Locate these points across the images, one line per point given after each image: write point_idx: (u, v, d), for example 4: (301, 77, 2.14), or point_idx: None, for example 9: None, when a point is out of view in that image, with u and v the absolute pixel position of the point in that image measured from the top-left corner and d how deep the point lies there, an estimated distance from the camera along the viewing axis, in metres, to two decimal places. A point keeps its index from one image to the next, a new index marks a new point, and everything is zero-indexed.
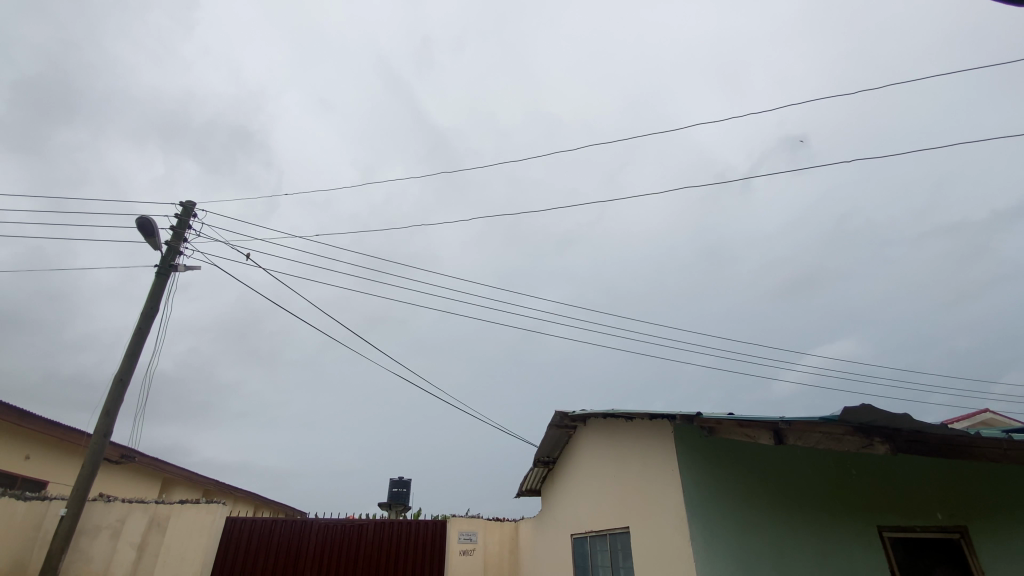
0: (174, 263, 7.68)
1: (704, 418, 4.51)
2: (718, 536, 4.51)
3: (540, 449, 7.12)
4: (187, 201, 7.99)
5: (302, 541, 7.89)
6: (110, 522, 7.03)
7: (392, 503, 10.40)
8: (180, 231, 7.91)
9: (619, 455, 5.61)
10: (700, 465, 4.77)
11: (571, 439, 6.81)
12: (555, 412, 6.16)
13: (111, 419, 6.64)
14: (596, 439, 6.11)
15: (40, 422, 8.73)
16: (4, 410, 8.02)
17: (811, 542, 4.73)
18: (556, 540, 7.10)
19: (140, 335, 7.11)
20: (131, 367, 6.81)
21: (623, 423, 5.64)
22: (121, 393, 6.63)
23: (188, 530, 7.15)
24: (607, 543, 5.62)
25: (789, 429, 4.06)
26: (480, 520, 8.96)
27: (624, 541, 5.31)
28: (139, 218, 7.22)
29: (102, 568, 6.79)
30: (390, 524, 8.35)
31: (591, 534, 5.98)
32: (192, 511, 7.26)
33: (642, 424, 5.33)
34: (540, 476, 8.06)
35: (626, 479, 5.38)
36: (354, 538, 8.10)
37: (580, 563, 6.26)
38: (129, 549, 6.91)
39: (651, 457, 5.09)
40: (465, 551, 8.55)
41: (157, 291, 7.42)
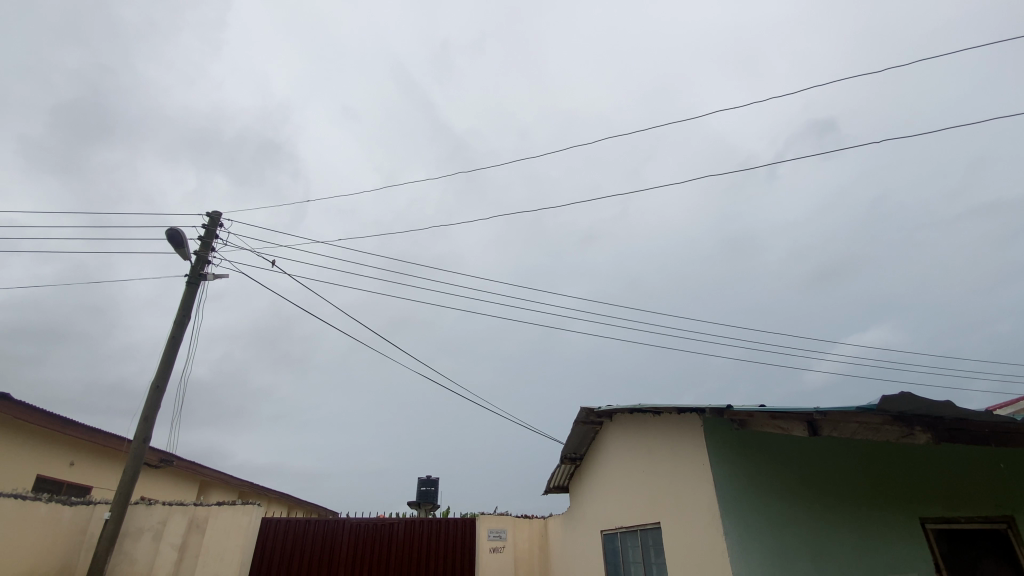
0: (203, 273, 7.88)
1: (734, 411, 4.41)
2: (753, 533, 4.41)
3: (567, 445, 7.10)
4: (214, 212, 8.19)
5: (335, 539, 8.01)
6: (152, 525, 7.29)
7: (421, 502, 10.49)
8: (208, 241, 8.12)
9: (646, 450, 5.56)
10: (731, 459, 4.68)
11: (598, 435, 6.77)
12: (580, 409, 6.11)
13: (150, 425, 6.86)
14: (623, 435, 6.06)
15: (82, 429, 9.07)
16: (48, 418, 8.35)
17: (851, 537, 4.59)
18: (585, 537, 7.06)
19: (174, 343, 7.32)
20: (166, 374, 7.02)
21: (651, 418, 5.57)
22: (158, 400, 6.85)
23: (226, 531, 7.34)
24: (639, 539, 5.56)
25: (825, 420, 3.94)
26: (508, 518, 8.96)
27: (655, 537, 5.24)
28: (168, 230, 7.43)
29: (146, 568, 7.07)
30: (420, 523, 8.42)
31: (622, 530, 5.92)
32: (230, 511, 7.45)
33: (671, 419, 5.26)
34: (568, 472, 8.03)
35: (656, 475, 5.30)
36: (385, 537, 8.20)
37: (611, 559, 6.20)
38: (171, 550, 7.15)
39: (680, 452, 5.02)
40: (495, 548, 8.56)
41: (189, 300, 7.63)
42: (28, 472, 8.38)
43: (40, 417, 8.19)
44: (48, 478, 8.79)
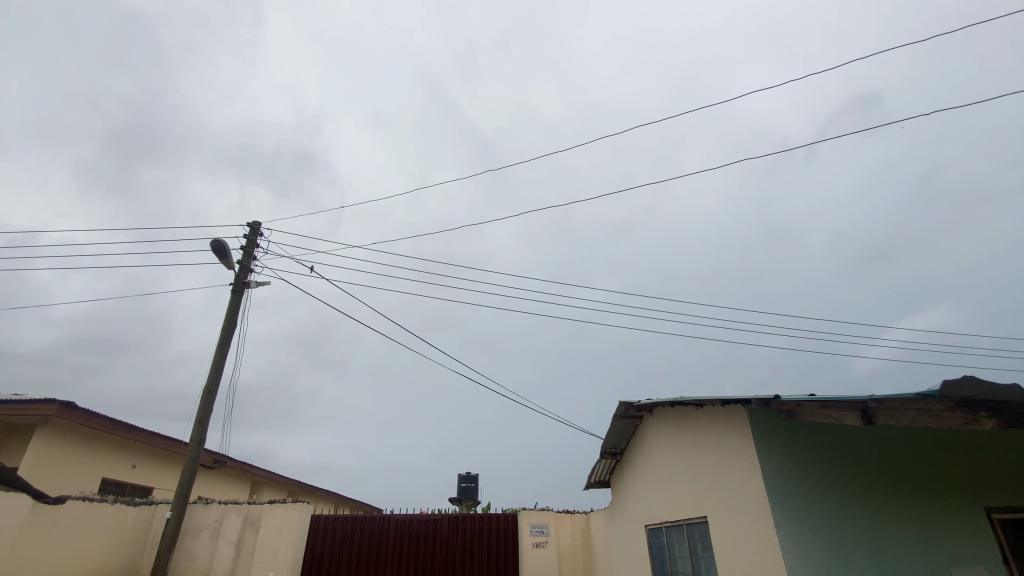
0: (247, 281, 8.18)
1: (782, 401, 4.26)
2: (807, 526, 4.27)
3: (607, 440, 7.02)
4: (254, 222, 8.48)
5: (381, 536, 8.19)
6: (210, 523, 7.67)
7: (462, 498, 10.61)
8: (250, 250, 8.42)
9: (690, 443, 5.45)
10: (780, 450, 4.53)
11: (638, 428, 6.68)
12: (619, 403, 6.04)
13: (204, 428, 7.18)
14: (664, 428, 5.96)
15: (142, 434, 9.56)
16: (111, 424, 8.85)
17: (912, 529, 4.38)
18: (630, 531, 6.98)
19: (222, 349, 7.63)
20: (217, 379, 7.33)
21: (693, 411, 5.46)
22: (211, 404, 7.16)
23: (279, 528, 7.61)
24: (685, 534, 5.46)
25: (880, 408, 3.77)
26: (550, 513, 8.94)
27: (702, 531, 5.14)
28: (212, 241, 7.75)
29: (206, 565, 7.44)
30: (462, 519, 8.51)
31: (667, 525, 5.83)
32: (281, 509, 7.73)
33: (715, 410, 5.13)
34: (608, 467, 7.96)
35: (701, 469, 5.19)
36: (429, 533, 8.33)
37: (657, 555, 6.12)
38: (228, 547, 7.49)
39: (726, 444, 4.89)
40: (538, 543, 8.55)
41: (234, 307, 7.93)
42: (94, 474, 8.91)
43: (103, 422, 8.69)
44: (112, 480, 9.32)
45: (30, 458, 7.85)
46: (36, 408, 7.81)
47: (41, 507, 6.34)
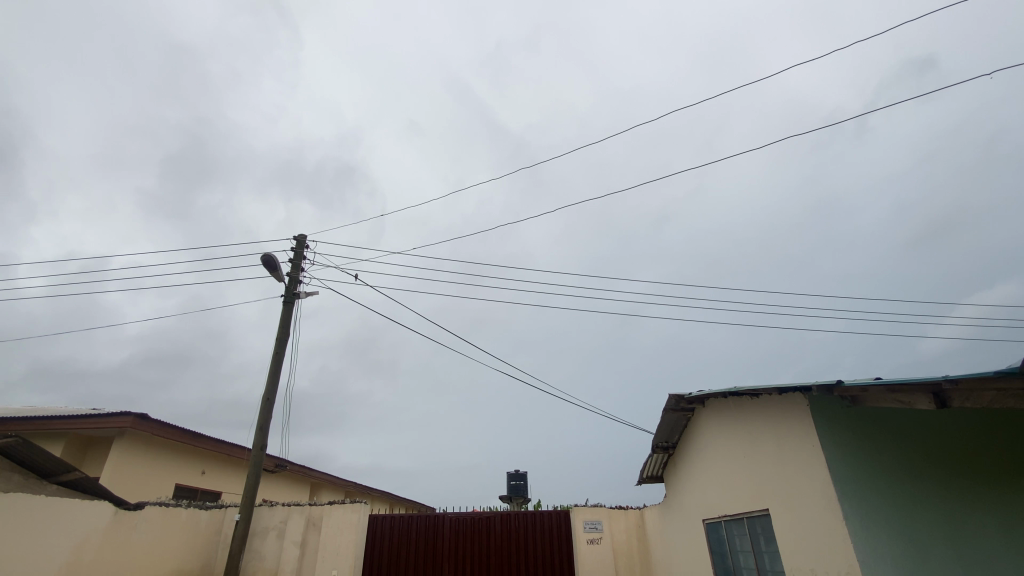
0: (297, 291, 8.51)
1: (845, 386, 4.06)
2: (879, 519, 4.04)
3: (658, 434, 6.90)
4: (299, 235, 8.80)
5: (437, 534, 8.35)
6: (276, 524, 8.04)
7: (512, 496, 10.68)
8: (298, 262, 8.75)
9: (746, 434, 5.28)
10: (846, 438, 4.32)
11: (690, 421, 6.53)
12: (669, 396, 5.92)
13: (265, 434, 7.52)
14: (718, 420, 5.80)
15: (209, 442, 10.11)
16: (180, 433, 9.40)
17: (996, 518, 4.09)
18: (686, 526, 6.83)
19: (278, 358, 7.98)
20: (275, 387, 7.67)
21: (748, 401, 5.29)
22: (270, 411, 7.49)
23: (339, 528, 7.88)
24: (746, 528, 5.29)
25: (954, 389, 3.53)
26: (603, 509, 8.84)
27: (764, 525, 4.97)
28: (263, 256, 8.10)
29: (274, 564, 7.80)
30: (515, 516, 8.56)
31: (726, 519, 5.67)
32: (340, 510, 8.00)
33: (772, 400, 4.95)
34: (661, 461, 7.81)
35: (759, 460, 5.02)
36: (483, 530, 8.42)
37: (718, 549, 5.97)
38: (293, 547, 7.83)
39: (786, 434, 4.70)
40: (592, 540, 8.49)
41: (286, 317, 8.27)
42: (168, 481, 9.50)
43: (174, 432, 9.24)
44: (185, 486, 9.91)
45: (111, 468, 8.46)
46: (113, 421, 8.40)
47: (122, 513, 6.81)
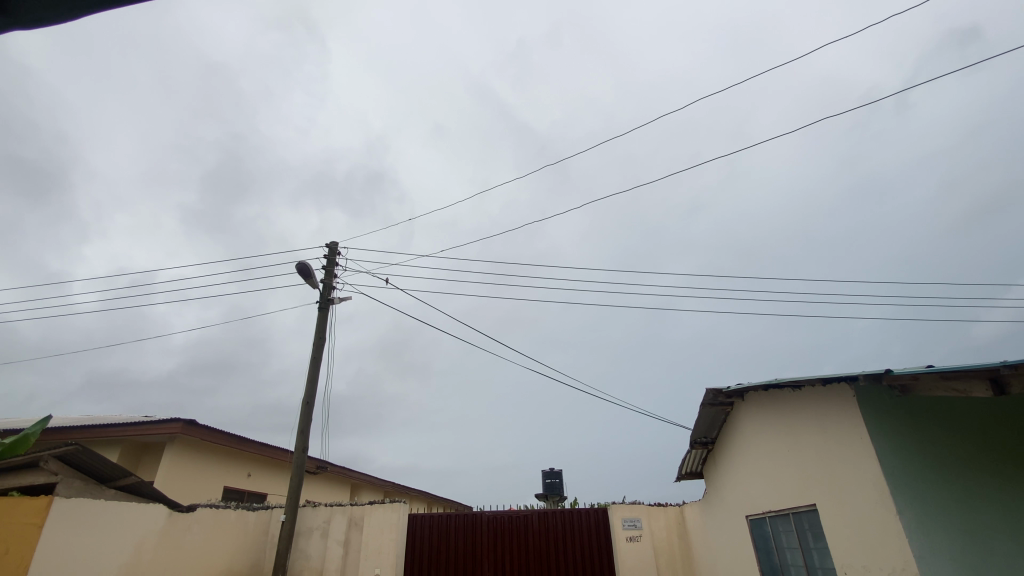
0: (331, 298, 8.72)
1: (894, 375, 3.89)
2: (934, 512, 3.87)
3: (696, 430, 6.78)
4: (332, 243, 9.02)
5: (476, 533, 8.41)
6: (319, 524, 8.27)
7: (548, 494, 10.67)
8: (331, 269, 8.97)
9: (789, 428, 5.13)
10: (897, 429, 4.15)
11: (729, 416, 6.39)
12: (707, 391, 5.81)
13: (306, 436, 7.73)
14: (759, 414, 5.66)
15: (254, 446, 10.47)
16: (227, 438, 9.76)
17: None
18: (729, 522, 6.69)
19: (315, 362, 8.20)
20: (314, 391, 7.88)
21: (790, 394, 5.15)
22: (310, 415, 7.70)
23: (380, 527, 8.04)
24: (792, 523, 5.15)
25: (1013, 375, 3.35)
26: (641, 506, 8.73)
27: (811, 520, 4.83)
28: (298, 264, 8.33)
29: (319, 563, 8.02)
30: (552, 515, 8.55)
31: (771, 515, 5.53)
32: (380, 509, 8.16)
33: (816, 392, 4.80)
34: (699, 457, 7.67)
35: (803, 454, 4.88)
36: (521, 529, 8.45)
37: (763, 546, 5.82)
38: (337, 546, 8.03)
39: (832, 426, 4.55)
40: (632, 537, 8.39)
41: (322, 323, 8.49)
42: (217, 484, 9.89)
43: (221, 437, 9.61)
44: (233, 488, 10.29)
45: (164, 472, 8.87)
46: (164, 427, 8.79)
47: (176, 515, 7.12)
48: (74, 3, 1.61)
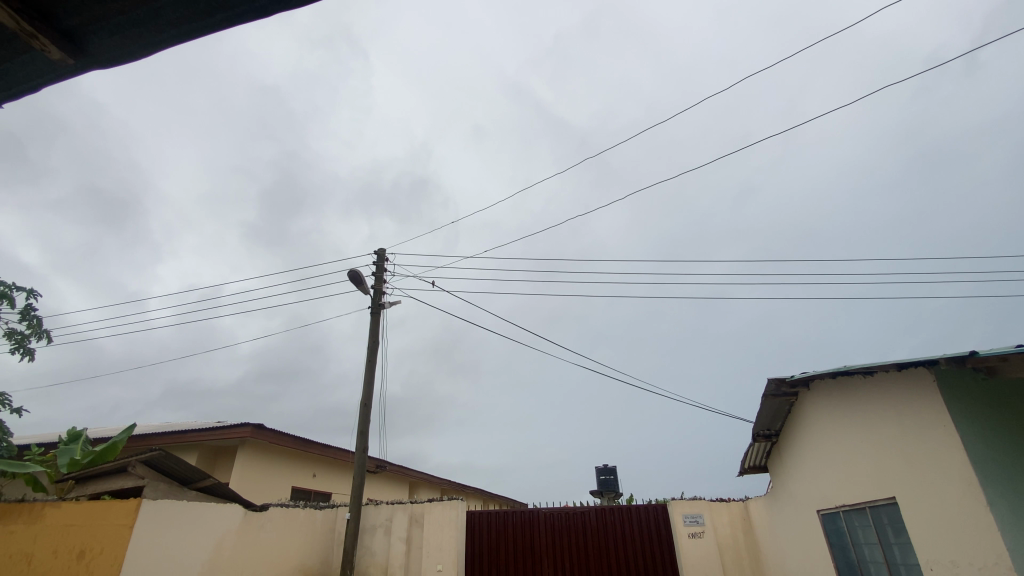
0: (382, 302, 8.98)
1: (980, 357, 3.60)
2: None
3: (759, 422, 6.53)
4: (380, 249, 9.29)
5: (534, 530, 8.45)
6: (382, 521, 8.55)
7: (603, 491, 10.56)
8: (380, 275, 9.23)
9: (861, 417, 4.86)
10: (981, 415, 3.87)
11: (794, 406, 6.11)
12: (769, 381, 5.57)
13: (366, 437, 8.01)
14: (827, 403, 5.39)
15: (318, 447, 10.95)
16: (293, 440, 10.23)
17: None
18: (798, 518, 6.40)
19: (370, 365, 8.47)
20: (371, 393, 8.15)
21: (860, 381, 4.87)
22: (368, 416, 7.97)
23: (439, 524, 8.20)
24: (869, 518, 4.87)
25: None
26: (703, 502, 8.48)
27: (891, 514, 4.55)
28: (350, 272, 8.64)
29: (384, 559, 8.29)
30: (610, 511, 8.47)
31: (845, 509, 5.25)
32: (439, 507, 8.34)
33: (889, 377, 4.52)
34: (763, 450, 7.38)
35: (879, 444, 4.60)
36: (579, 526, 8.41)
37: (837, 542, 5.54)
38: (400, 543, 8.27)
39: (910, 414, 4.28)
40: (694, 534, 8.17)
41: (375, 328, 8.76)
42: (285, 484, 10.40)
43: (287, 439, 10.10)
44: (300, 488, 10.79)
45: (238, 473, 9.42)
46: (235, 432, 9.32)
47: (251, 513, 7.56)
48: (145, 40, 1.73)
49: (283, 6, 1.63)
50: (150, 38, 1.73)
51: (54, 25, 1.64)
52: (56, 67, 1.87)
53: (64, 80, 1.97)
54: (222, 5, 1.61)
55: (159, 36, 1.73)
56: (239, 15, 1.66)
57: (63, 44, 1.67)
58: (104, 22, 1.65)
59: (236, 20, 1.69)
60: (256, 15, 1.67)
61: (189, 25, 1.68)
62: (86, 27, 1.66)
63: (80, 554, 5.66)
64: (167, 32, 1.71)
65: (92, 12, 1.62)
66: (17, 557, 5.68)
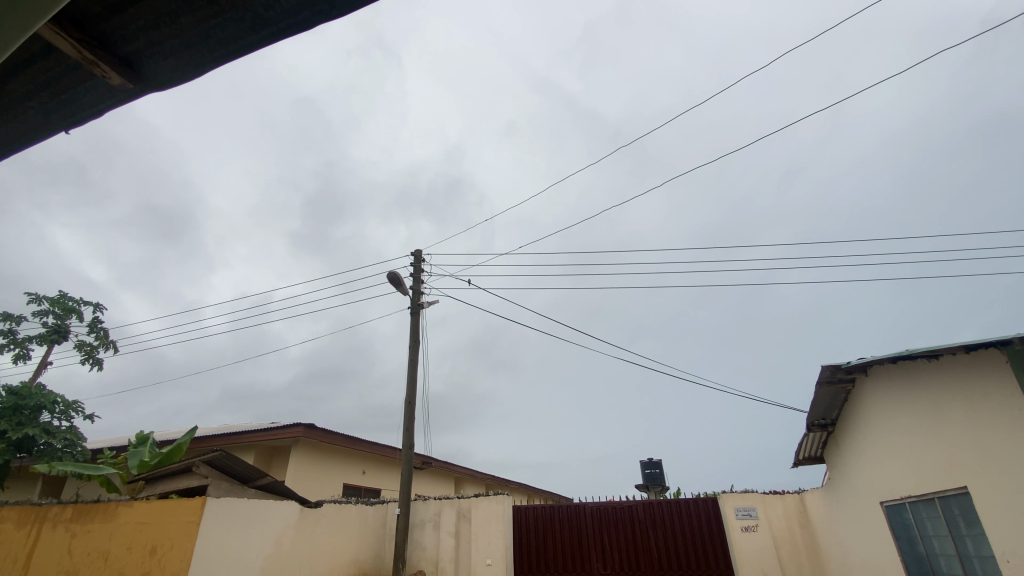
0: (421, 302, 9.14)
1: None
2: None
3: (813, 411, 6.28)
4: (416, 250, 9.45)
5: (580, 524, 8.44)
6: (431, 516, 8.72)
7: (649, 485, 10.42)
8: (418, 276, 9.39)
9: (926, 404, 4.60)
10: None
11: (851, 394, 5.85)
12: (823, 368, 5.34)
13: (411, 434, 8.18)
14: (887, 389, 5.13)
15: (367, 445, 11.25)
16: (342, 438, 10.56)
17: None
18: (860, 510, 6.13)
19: (412, 364, 8.65)
20: (414, 391, 8.32)
21: (924, 365, 4.61)
22: (413, 413, 8.14)
23: (487, 519, 8.29)
24: (938, 509, 4.61)
25: None
26: (755, 495, 8.24)
27: (962, 504, 4.30)
28: (389, 274, 8.82)
29: (434, 553, 8.46)
30: (658, 505, 8.36)
31: (911, 499, 4.99)
32: (485, 502, 8.44)
33: (958, 360, 4.24)
34: (819, 440, 7.09)
35: (947, 430, 4.34)
36: (627, 520, 8.34)
37: (903, 535, 5.29)
38: (449, 537, 8.42)
39: (981, 398, 4.02)
40: (748, 527, 7.94)
41: (415, 327, 8.93)
42: (337, 481, 10.75)
43: (337, 437, 10.41)
44: (351, 485, 11.14)
45: (293, 471, 9.81)
46: (288, 432, 9.71)
47: (307, 510, 7.86)
48: (198, 61, 1.82)
49: (325, 18, 1.66)
50: (202, 59, 1.82)
51: (113, 52, 1.75)
52: (115, 93, 1.99)
53: (120, 106, 2.10)
54: (268, 20, 1.67)
55: (210, 56, 1.81)
56: (284, 30, 1.71)
57: (122, 70, 1.78)
58: (159, 46, 1.74)
59: (281, 35, 1.74)
60: (296, 30, 1.72)
61: (239, 43, 1.76)
62: (142, 52, 1.76)
63: (152, 549, 6.03)
64: (218, 52, 1.79)
65: (146, 37, 1.71)
66: (96, 554, 6.10)
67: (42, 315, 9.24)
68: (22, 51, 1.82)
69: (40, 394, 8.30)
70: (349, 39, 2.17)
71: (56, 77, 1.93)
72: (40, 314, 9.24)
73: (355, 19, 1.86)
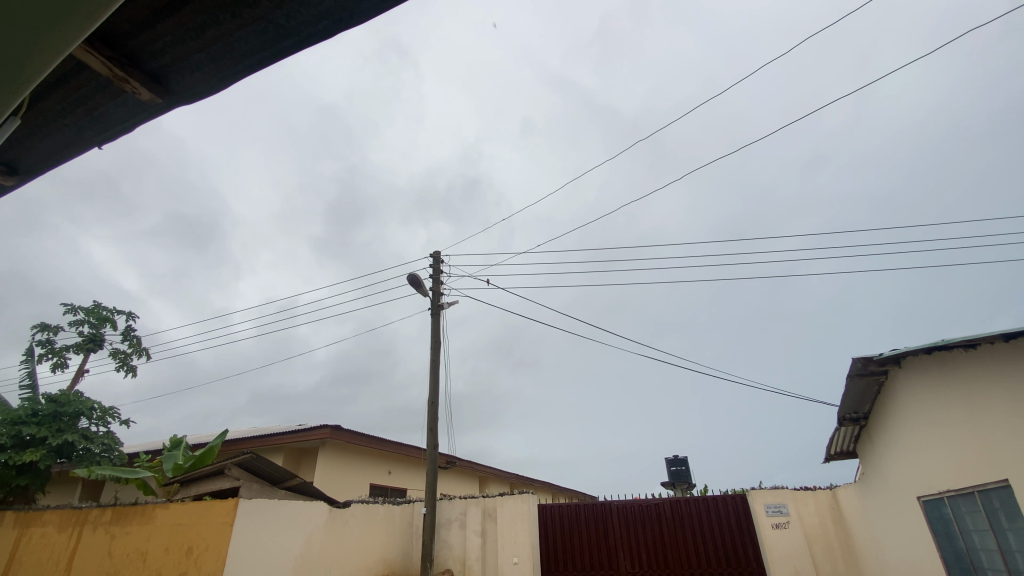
0: (441, 303, 9.21)
1: None
2: None
3: (844, 405, 6.14)
4: (435, 252, 9.53)
5: (607, 522, 8.40)
6: (457, 515, 8.78)
7: (675, 482, 10.31)
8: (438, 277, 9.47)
9: (963, 394, 4.45)
10: None
11: (884, 386, 5.69)
12: (854, 360, 5.22)
13: (435, 434, 8.25)
14: (922, 380, 4.99)
15: (392, 446, 11.38)
16: (367, 439, 10.70)
17: None
18: (896, 505, 5.96)
19: (434, 364, 8.72)
20: (437, 391, 8.39)
21: (961, 355, 4.46)
22: (436, 414, 8.21)
23: (513, 517, 8.31)
24: (977, 502, 4.47)
25: None
26: (785, 491, 8.08)
27: (1004, 498, 4.15)
28: (408, 276, 8.92)
29: (461, 552, 8.52)
30: (685, 502, 8.26)
31: (949, 493, 4.84)
32: (510, 501, 8.45)
33: (996, 350, 4.10)
34: (851, 434, 6.91)
35: (986, 422, 4.20)
36: (654, 518, 8.27)
37: (941, 530, 5.13)
38: (476, 536, 8.47)
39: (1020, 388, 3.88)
40: (779, 524, 7.79)
41: (436, 328, 9.00)
42: (363, 481, 10.91)
43: (362, 438, 10.56)
44: (377, 485, 11.30)
45: (321, 472, 9.99)
46: (315, 433, 9.88)
47: (336, 510, 7.99)
48: (224, 73, 1.87)
49: (344, 26, 1.69)
50: (228, 71, 1.86)
51: (142, 68, 1.81)
52: (145, 108, 2.06)
53: (149, 121, 2.17)
54: (290, 30, 1.70)
55: (235, 68, 1.85)
56: (305, 39, 1.74)
57: (151, 85, 1.84)
58: (186, 59, 1.79)
59: (303, 44, 1.78)
60: (317, 39, 1.75)
61: (263, 54, 1.80)
62: (169, 67, 1.81)
63: (188, 550, 6.21)
64: (242, 63, 1.83)
65: (174, 52, 1.77)
66: (134, 555, 6.31)
67: (79, 324, 9.58)
68: (58, 71, 1.90)
69: (78, 401, 8.60)
70: (365, 47, 2.21)
71: (88, 94, 2.00)
72: (76, 324, 9.58)
73: (372, 27, 1.89)
